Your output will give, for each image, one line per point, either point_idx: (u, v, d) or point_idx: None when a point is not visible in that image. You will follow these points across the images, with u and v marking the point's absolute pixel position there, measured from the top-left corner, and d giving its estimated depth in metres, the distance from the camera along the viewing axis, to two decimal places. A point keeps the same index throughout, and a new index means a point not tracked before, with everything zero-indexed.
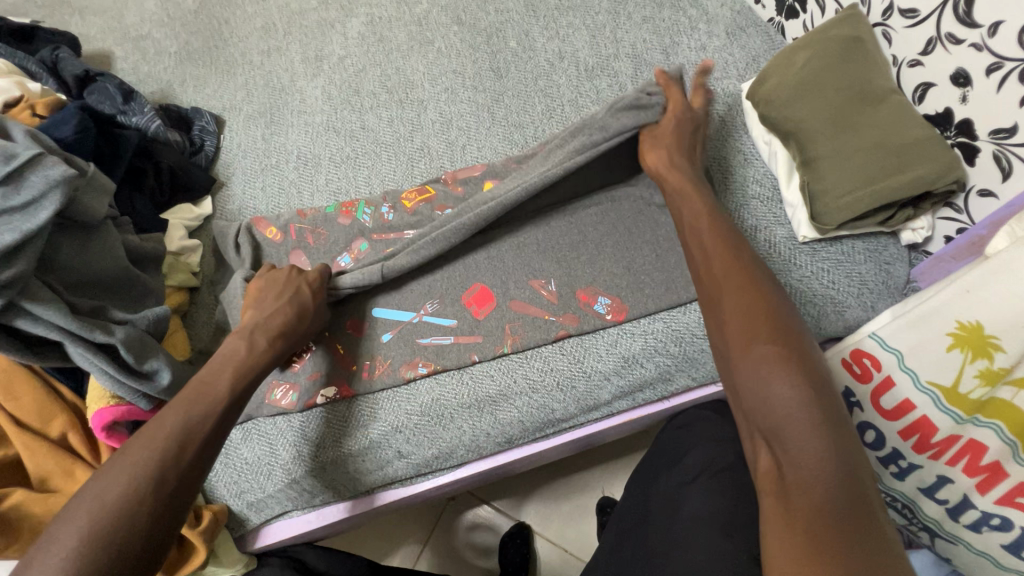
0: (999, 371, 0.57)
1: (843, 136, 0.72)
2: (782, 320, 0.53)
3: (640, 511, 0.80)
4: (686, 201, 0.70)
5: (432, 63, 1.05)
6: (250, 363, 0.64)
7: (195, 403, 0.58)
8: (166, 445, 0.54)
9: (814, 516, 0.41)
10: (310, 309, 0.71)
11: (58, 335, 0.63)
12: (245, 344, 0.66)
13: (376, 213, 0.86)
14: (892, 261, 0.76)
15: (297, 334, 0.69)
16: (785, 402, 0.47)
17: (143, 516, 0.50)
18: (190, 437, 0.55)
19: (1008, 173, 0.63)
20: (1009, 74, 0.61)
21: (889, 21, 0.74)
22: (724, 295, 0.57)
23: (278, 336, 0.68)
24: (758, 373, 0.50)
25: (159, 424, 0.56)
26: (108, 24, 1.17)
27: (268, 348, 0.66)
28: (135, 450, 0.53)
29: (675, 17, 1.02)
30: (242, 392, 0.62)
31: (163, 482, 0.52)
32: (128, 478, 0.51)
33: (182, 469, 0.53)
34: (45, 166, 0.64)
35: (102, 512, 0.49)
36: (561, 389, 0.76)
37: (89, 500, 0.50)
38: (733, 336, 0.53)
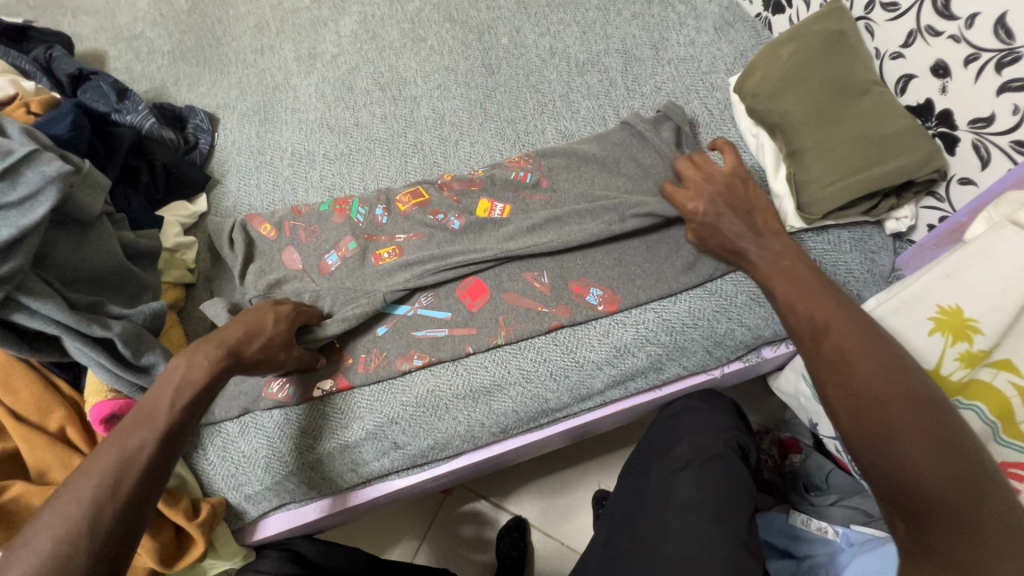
0: (979, 353, 0.59)
1: (827, 128, 0.74)
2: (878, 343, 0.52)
3: (632, 500, 0.81)
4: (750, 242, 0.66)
5: (425, 60, 1.06)
6: (190, 384, 0.59)
7: (134, 432, 0.55)
8: (101, 481, 0.51)
9: (947, 537, 0.42)
10: (265, 331, 0.68)
11: (56, 329, 0.63)
12: (184, 361, 0.60)
13: (370, 214, 0.87)
14: (877, 250, 0.78)
15: (241, 351, 0.64)
16: (901, 430, 0.47)
17: (82, 555, 0.47)
18: (125, 470, 0.52)
19: (986, 161, 0.65)
20: (986, 64, 0.63)
21: (872, 15, 0.76)
22: (818, 334, 0.55)
23: (224, 350, 0.63)
24: (870, 409, 0.49)
25: (92, 459, 0.52)
26: (101, 24, 1.18)
27: (208, 368, 0.61)
28: (69, 490, 0.50)
29: (664, 13, 1.04)
30: (188, 414, 0.58)
31: (100, 520, 0.49)
32: (64, 521, 0.48)
33: (123, 502, 0.51)
34: (41, 162, 0.64)
35: (35, 556, 0.46)
36: (554, 379, 0.78)
37: (26, 542, 0.48)
38: (833, 376, 0.52)
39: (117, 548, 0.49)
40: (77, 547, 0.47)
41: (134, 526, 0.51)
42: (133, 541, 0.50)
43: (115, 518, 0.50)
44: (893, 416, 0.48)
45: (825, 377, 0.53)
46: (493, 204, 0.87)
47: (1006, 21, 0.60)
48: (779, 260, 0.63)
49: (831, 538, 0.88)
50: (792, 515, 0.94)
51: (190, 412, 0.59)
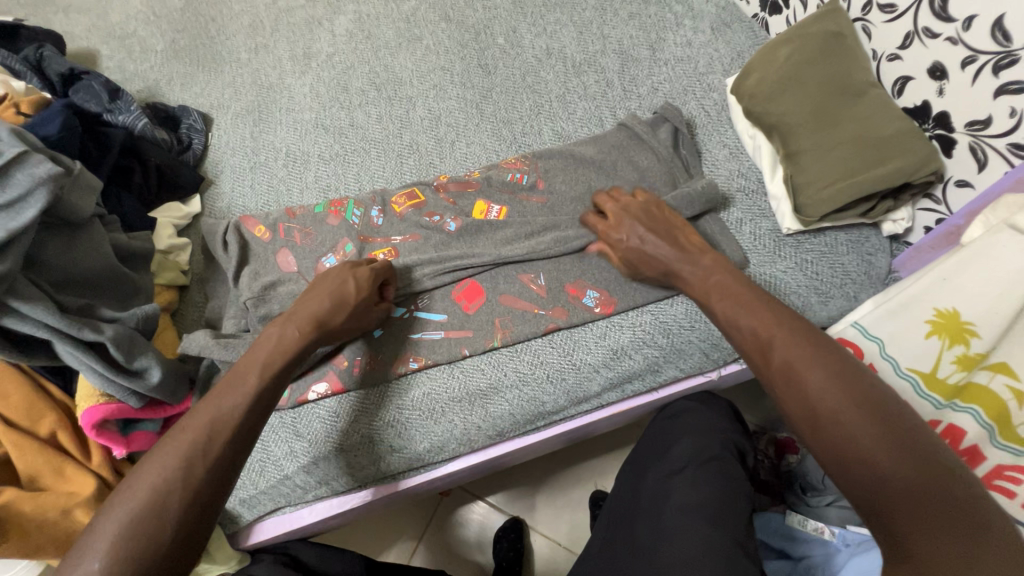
0: (976, 357, 0.59)
1: (824, 130, 0.73)
2: (824, 348, 0.51)
3: (629, 502, 0.81)
4: (692, 263, 0.67)
5: (421, 59, 1.05)
6: (280, 353, 0.62)
7: (225, 395, 0.56)
8: (195, 439, 0.52)
9: (932, 543, 0.39)
10: (349, 301, 0.69)
11: (46, 334, 0.62)
12: (278, 332, 0.64)
13: (366, 215, 0.86)
14: (874, 252, 0.77)
15: (326, 326, 0.67)
16: (853, 432, 0.45)
17: (173, 508, 0.49)
18: (219, 430, 0.54)
19: (983, 164, 0.65)
20: (983, 67, 0.62)
21: (869, 16, 0.75)
22: (765, 344, 0.54)
23: (312, 326, 0.66)
24: (826, 418, 0.46)
25: (191, 418, 0.54)
26: (93, 22, 1.16)
27: (299, 339, 0.64)
28: (168, 443, 0.52)
29: (661, 13, 1.03)
30: (280, 381, 0.60)
31: (190, 479, 0.50)
32: (162, 472, 0.50)
33: (213, 462, 0.52)
34: (30, 164, 0.63)
35: (134, 504, 0.48)
36: (550, 382, 0.77)
37: (126, 491, 0.49)
38: (781, 387, 0.51)
39: (205, 508, 0.50)
40: (167, 503, 0.49)
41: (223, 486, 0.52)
42: (219, 501, 0.52)
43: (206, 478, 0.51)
44: (848, 421, 0.45)
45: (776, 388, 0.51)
46: (489, 206, 0.86)
47: (1003, 23, 0.60)
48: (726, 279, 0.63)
49: (827, 539, 0.87)
50: (789, 516, 0.93)
51: (280, 378, 0.60)
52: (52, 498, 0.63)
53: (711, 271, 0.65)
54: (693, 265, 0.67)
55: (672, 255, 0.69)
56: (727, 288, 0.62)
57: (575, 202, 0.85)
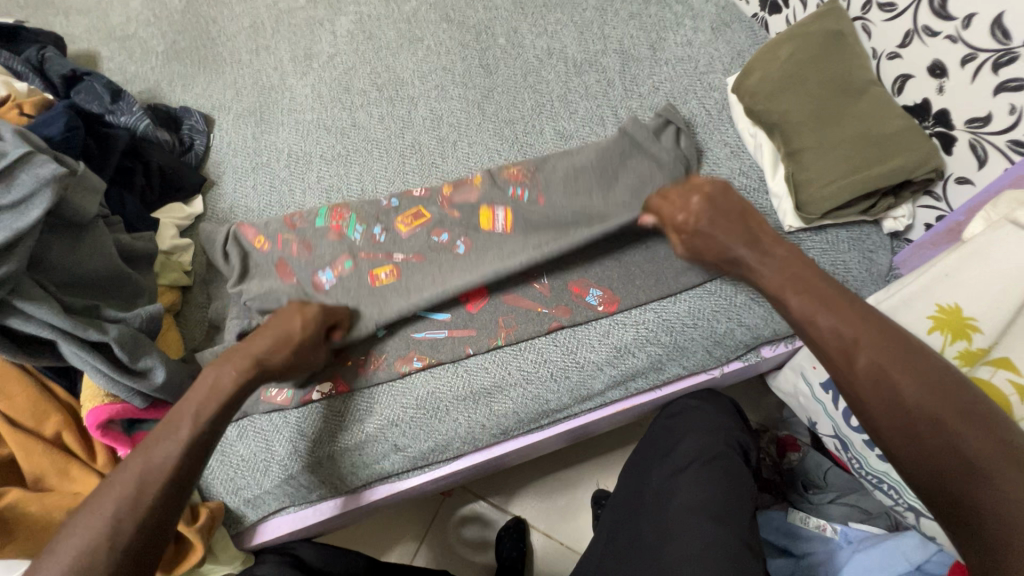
0: (978, 352, 0.59)
1: (826, 128, 0.74)
2: (915, 356, 0.52)
3: (633, 501, 0.81)
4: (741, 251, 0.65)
5: (422, 60, 1.05)
6: (216, 399, 0.61)
7: (158, 444, 0.57)
8: (124, 491, 0.53)
9: None
10: (294, 340, 0.67)
11: (51, 334, 0.63)
12: (217, 373, 0.62)
13: (367, 231, 0.85)
14: (874, 249, 0.78)
15: (267, 365, 0.64)
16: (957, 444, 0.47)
17: (99, 566, 0.50)
18: (147, 484, 0.54)
19: (983, 161, 0.65)
20: (983, 65, 0.63)
21: (869, 15, 0.76)
22: (855, 350, 0.53)
23: (252, 365, 0.64)
24: (920, 424, 0.49)
25: (121, 471, 0.55)
26: (94, 23, 1.17)
27: (235, 379, 0.62)
28: (100, 496, 0.53)
29: (662, 13, 1.04)
30: (217, 425, 0.60)
31: (121, 534, 0.51)
32: (91, 531, 0.51)
33: (143, 515, 0.53)
34: (35, 164, 0.63)
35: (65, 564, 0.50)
36: (554, 380, 0.78)
37: (56, 552, 0.51)
38: (874, 397, 0.51)
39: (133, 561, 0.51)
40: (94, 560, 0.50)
41: (153, 536, 0.53)
42: (150, 551, 0.53)
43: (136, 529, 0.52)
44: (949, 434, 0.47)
45: (865, 396, 0.52)
46: (494, 213, 0.84)
47: (1002, 21, 0.60)
48: (798, 268, 0.61)
49: (829, 536, 0.91)
50: (790, 513, 0.94)
51: (216, 421, 0.60)
52: (57, 499, 0.63)
53: (786, 262, 0.63)
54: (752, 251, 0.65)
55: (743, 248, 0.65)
56: (806, 280, 0.59)
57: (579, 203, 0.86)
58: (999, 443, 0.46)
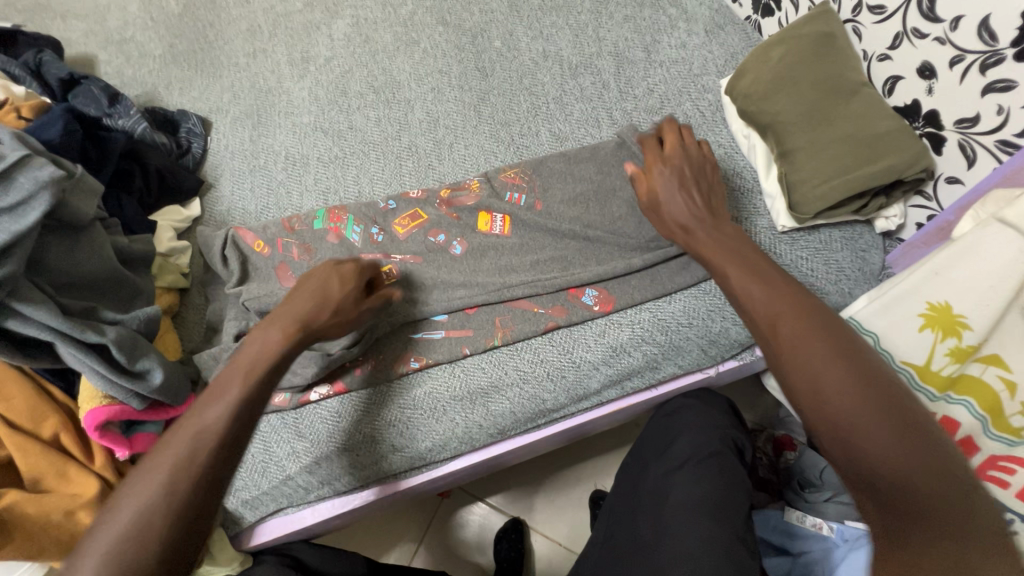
0: (968, 349, 0.60)
1: (818, 129, 0.75)
2: (836, 333, 0.48)
3: (630, 499, 0.82)
4: (691, 234, 0.64)
5: (419, 63, 1.06)
6: (263, 359, 0.57)
7: (211, 399, 0.52)
8: (180, 447, 0.49)
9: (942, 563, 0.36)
10: (332, 299, 0.66)
11: (50, 336, 0.63)
12: (259, 335, 0.59)
13: (366, 233, 0.85)
14: (867, 248, 0.79)
15: (312, 325, 0.62)
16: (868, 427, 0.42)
17: (158, 521, 0.45)
18: (202, 439, 0.49)
19: (972, 161, 0.66)
20: (971, 66, 0.64)
21: (859, 17, 0.77)
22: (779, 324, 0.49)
23: (295, 324, 0.61)
24: (833, 404, 0.44)
25: (176, 429, 0.50)
26: (91, 27, 1.17)
27: (282, 339, 0.59)
28: (150, 461, 0.48)
29: (656, 16, 1.05)
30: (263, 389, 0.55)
31: (179, 487, 0.47)
32: (148, 486, 0.46)
33: (195, 482, 0.47)
34: (33, 167, 0.64)
35: (120, 524, 0.45)
36: (551, 380, 0.78)
37: (108, 515, 0.46)
38: (796, 375, 0.46)
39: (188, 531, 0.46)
40: (147, 532, 0.44)
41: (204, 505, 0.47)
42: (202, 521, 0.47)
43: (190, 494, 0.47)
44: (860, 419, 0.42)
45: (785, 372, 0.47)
46: (493, 216, 0.86)
47: (989, 24, 0.61)
48: (734, 248, 0.60)
49: (825, 534, 0.88)
50: (787, 512, 0.95)
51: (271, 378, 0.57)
52: (56, 500, 0.63)
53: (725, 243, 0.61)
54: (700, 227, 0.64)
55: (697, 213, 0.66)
56: (746, 258, 0.57)
57: (575, 204, 0.86)
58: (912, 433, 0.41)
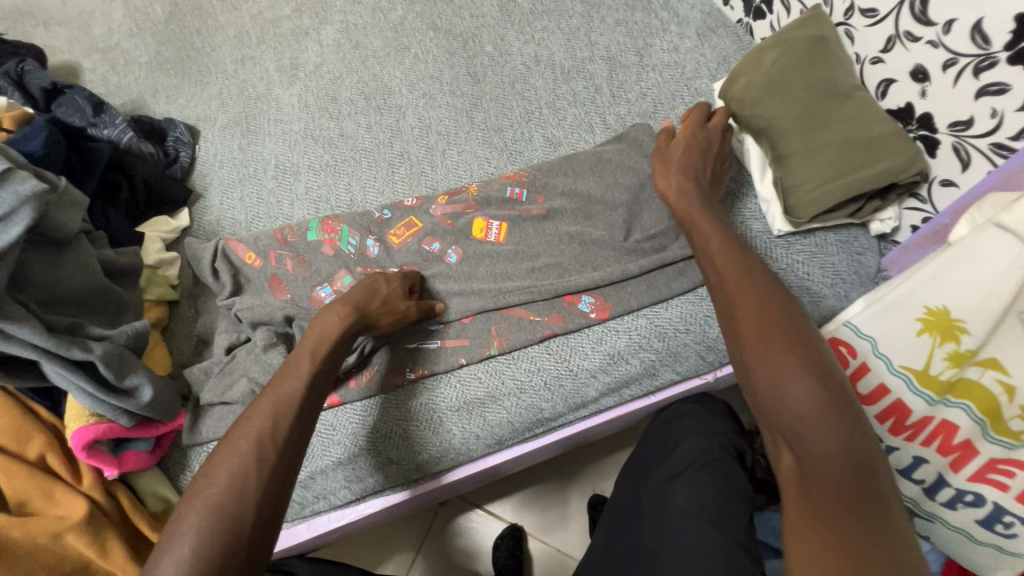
0: (966, 353, 0.59)
1: (812, 133, 0.74)
2: (795, 311, 0.52)
3: (630, 506, 0.81)
4: (691, 226, 0.67)
5: (410, 68, 1.05)
6: (327, 335, 0.66)
7: (286, 376, 0.60)
8: (264, 421, 0.55)
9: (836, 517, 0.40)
10: (381, 290, 0.73)
11: (33, 355, 0.61)
12: (319, 319, 0.68)
13: (361, 244, 0.84)
14: (863, 251, 0.79)
15: (365, 314, 0.70)
16: (801, 389, 0.46)
17: (252, 484, 0.51)
18: (282, 413, 0.57)
19: (967, 164, 0.66)
20: (964, 69, 0.64)
21: (851, 20, 0.77)
22: (742, 296, 0.54)
23: (352, 308, 0.69)
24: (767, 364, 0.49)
25: (257, 406, 0.57)
26: (74, 35, 1.15)
27: (339, 321, 0.67)
28: (213, 470, 0.52)
29: (647, 19, 1.05)
30: (312, 393, 0.60)
31: (267, 454, 0.53)
32: (239, 454, 0.53)
33: (266, 486, 0.52)
34: (16, 181, 0.62)
35: (216, 490, 0.50)
36: (548, 389, 0.77)
37: (200, 488, 0.51)
38: (752, 339, 0.51)
39: (270, 529, 0.51)
40: (232, 530, 0.48)
41: (278, 505, 0.52)
42: (279, 520, 0.52)
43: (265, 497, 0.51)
44: (789, 383, 0.47)
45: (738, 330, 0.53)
46: (488, 223, 0.85)
47: (982, 27, 0.61)
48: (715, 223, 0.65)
49: None
50: None
51: (326, 369, 0.63)
52: (42, 524, 0.62)
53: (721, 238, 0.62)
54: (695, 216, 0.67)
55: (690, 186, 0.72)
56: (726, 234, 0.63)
57: (570, 210, 0.86)
58: (836, 406, 0.45)
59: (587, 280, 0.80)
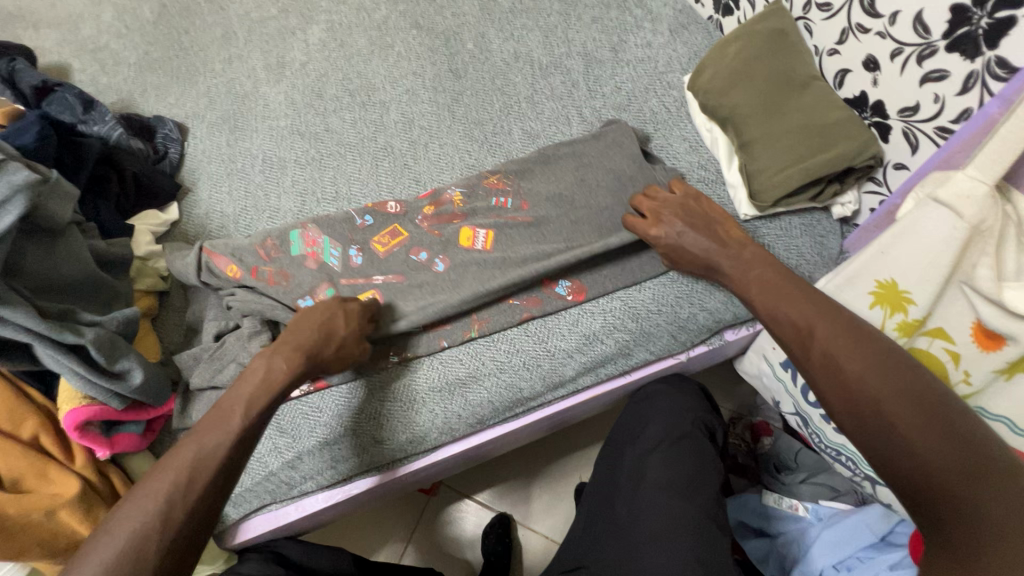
0: (914, 322, 0.64)
1: (773, 120, 0.78)
2: (875, 351, 0.53)
3: (607, 484, 0.84)
4: (732, 279, 0.69)
5: (393, 66, 1.08)
6: (268, 387, 0.65)
7: (211, 432, 0.59)
8: (177, 479, 0.55)
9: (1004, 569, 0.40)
10: (335, 337, 0.71)
11: (26, 337, 0.63)
12: (265, 365, 0.66)
13: (344, 255, 0.85)
14: (825, 234, 0.83)
15: (314, 356, 0.69)
16: (918, 437, 0.47)
17: (152, 546, 0.51)
18: (198, 470, 0.56)
19: (915, 147, 0.70)
20: (909, 58, 0.68)
21: (810, 15, 0.81)
22: (817, 341, 0.56)
23: (297, 357, 0.68)
24: (872, 414, 0.50)
25: (171, 459, 0.56)
26: (64, 36, 1.17)
27: (284, 373, 0.66)
28: (121, 522, 0.52)
29: (622, 16, 1.08)
30: (238, 451, 0.60)
31: (172, 516, 0.53)
32: (143, 513, 0.53)
33: (168, 550, 0.52)
34: (7, 172, 0.64)
35: (115, 549, 0.51)
36: (527, 368, 0.80)
37: (102, 545, 0.51)
38: (842, 392, 0.52)
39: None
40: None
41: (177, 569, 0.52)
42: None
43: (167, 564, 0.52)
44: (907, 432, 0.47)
45: (821, 381, 0.54)
46: (475, 231, 0.86)
47: (922, 18, 0.65)
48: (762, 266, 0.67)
49: (801, 515, 0.93)
50: (764, 496, 0.97)
51: (262, 420, 0.63)
52: (36, 500, 0.64)
53: (752, 263, 0.68)
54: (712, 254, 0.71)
55: (712, 249, 0.71)
56: (774, 276, 0.65)
57: (546, 199, 0.89)
58: (959, 445, 0.45)
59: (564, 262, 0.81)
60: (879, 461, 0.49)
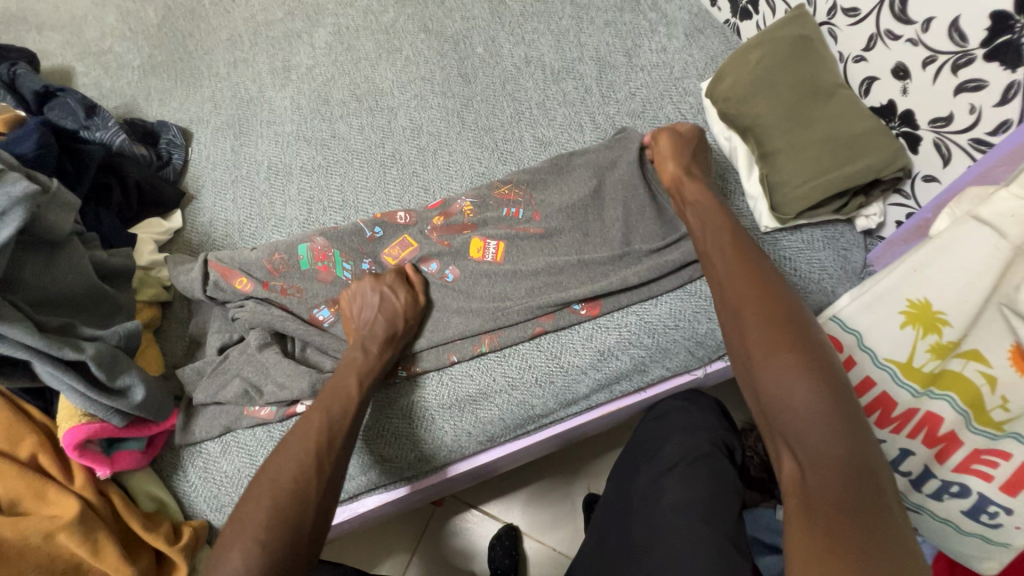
0: (949, 344, 0.61)
1: (796, 130, 0.76)
2: (796, 319, 0.56)
3: (621, 503, 0.81)
4: (698, 231, 0.73)
5: (401, 70, 1.06)
6: (371, 368, 0.71)
7: (333, 402, 0.67)
8: (318, 439, 0.63)
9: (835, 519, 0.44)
10: (400, 312, 0.76)
11: (25, 354, 0.61)
12: (361, 352, 0.72)
13: (357, 268, 0.83)
14: (848, 247, 0.80)
15: (404, 339, 0.76)
16: (804, 391, 0.50)
17: (311, 491, 0.60)
18: (333, 434, 0.64)
19: (948, 159, 0.67)
20: (942, 67, 0.65)
21: (834, 20, 0.78)
22: (745, 298, 0.59)
23: (386, 341, 0.73)
24: (766, 364, 0.53)
25: (308, 423, 0.64)
26: (67, 39, 1.15)
27: (380, 355, 0.72)
28: (275, 474, 0.60)
29: (636, 20, 1.06)
30: (358, 418, 0.67)
31: (324, 467, 0.62)
32: (297, 463, 0.61)
33: (320, 497, 0.60)
34: (5, 183, 0.62)
35: (279, 497, 0.58)
36: (539, 386, 0.78)
37: (266, 489, 0.59)
38: (755, 341, 0.55)
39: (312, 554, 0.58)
40: (283, 561, 0.55)
41: (318, 538, 0.59)
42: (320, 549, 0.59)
43: (311, 531, 0.58)
44: (792, 386, 0.51)
45: (743, 330, 0.57)
46: (486, 243, 0.84)
47: (959, 25, 0.62)
48: (720, 216, 0.72)
49: None
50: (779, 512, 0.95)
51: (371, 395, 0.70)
52: (34, 523, 0.62)
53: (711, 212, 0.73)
54: (702, 228, 0.72)
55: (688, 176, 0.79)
56: (727, 235, 0.68)
57: (558, 208, 0.86)
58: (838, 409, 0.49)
59: (588, 291, 0.79)
60: (763, 409, 0.53)
